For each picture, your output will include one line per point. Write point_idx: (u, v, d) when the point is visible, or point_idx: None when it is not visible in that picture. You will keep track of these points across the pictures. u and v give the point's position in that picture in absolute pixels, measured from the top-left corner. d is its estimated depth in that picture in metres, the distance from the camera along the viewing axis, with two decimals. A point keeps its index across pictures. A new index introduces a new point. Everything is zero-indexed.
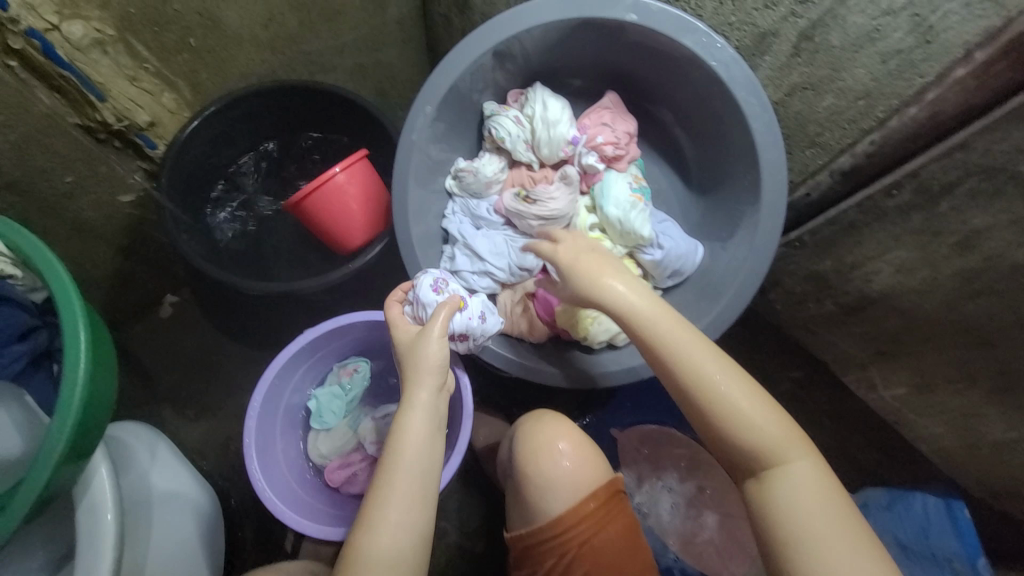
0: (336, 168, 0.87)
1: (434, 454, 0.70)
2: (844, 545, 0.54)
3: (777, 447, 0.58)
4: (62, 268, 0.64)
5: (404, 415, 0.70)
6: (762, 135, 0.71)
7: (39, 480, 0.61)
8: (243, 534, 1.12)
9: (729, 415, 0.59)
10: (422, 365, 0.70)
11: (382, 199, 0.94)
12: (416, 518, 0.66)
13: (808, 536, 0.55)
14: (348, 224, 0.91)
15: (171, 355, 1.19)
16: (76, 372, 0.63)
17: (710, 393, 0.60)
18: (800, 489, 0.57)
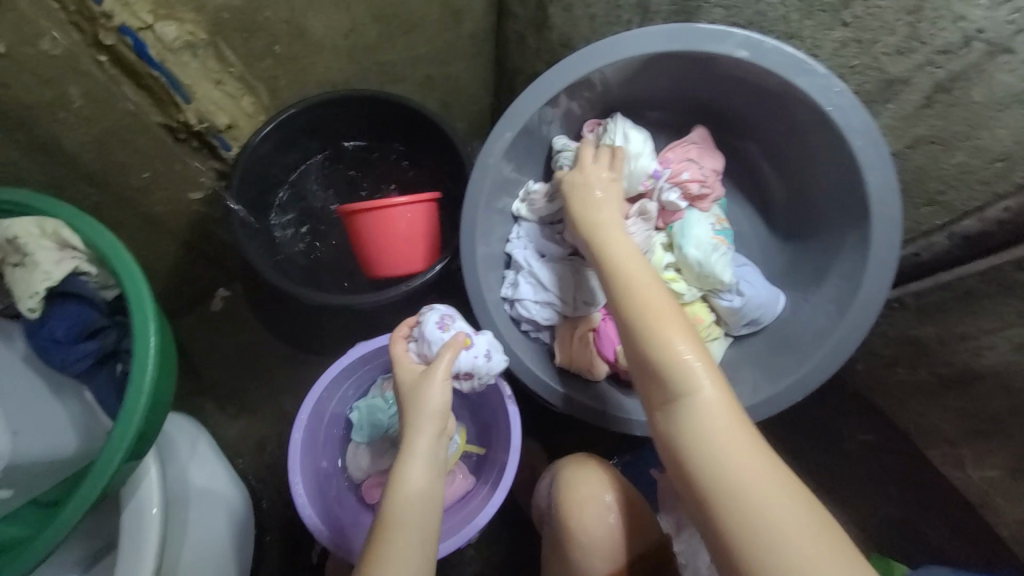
0: (402, 199, 0.88)
1: (436, 508, 0.66)
2: (753, 479, 0.50)
3: (694, 371, 0.55)
4: (140, 271, 0.63)
5: (405, 466, 0.66)
6: (878, 190, 0.66)
7: (97, 486, 0.60)
8: (270, 540, 1.10)
9: (651, 336, 0.57)
10: (422, 411, 0.68)
11: (429, 241, 0.94)
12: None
13: (718, 467, 0.52)
14: (403, 252, 0.93)
15: (217, 348, 1.20)
16: (144, 375, 0.62)
17: (636, 312, 0.59)
18: (713, 422, 0.53)
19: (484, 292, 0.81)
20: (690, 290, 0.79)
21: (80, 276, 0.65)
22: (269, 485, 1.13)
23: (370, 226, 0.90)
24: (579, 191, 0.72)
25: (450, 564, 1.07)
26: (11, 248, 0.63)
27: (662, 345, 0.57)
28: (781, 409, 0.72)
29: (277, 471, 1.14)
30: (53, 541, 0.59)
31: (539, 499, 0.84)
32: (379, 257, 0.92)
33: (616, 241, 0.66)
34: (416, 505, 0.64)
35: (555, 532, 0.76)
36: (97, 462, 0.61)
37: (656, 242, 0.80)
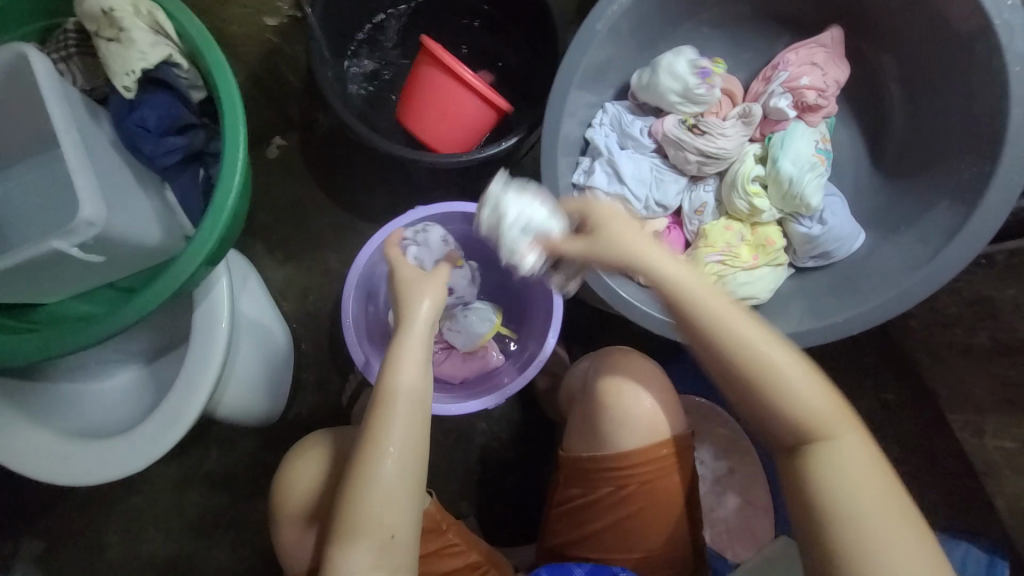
0: (473, 77, 0.83)
1: (424, 389, 0.69)
2: (882, 514, 0.52)
3: (824, 419, 0.56)
4: (233, 75, 0.63)
5: (395, 356, 0.69)
6: (1018, 126, 0.62)
7: (183, 273, 0.64)
8: (305, 379, 1.18)
9: (772, 389, 0.56)
10: (416, 300, 0.72)
11: (470, 135, 0.90)
12: (408, 442, 0.66)
13: (849, 507, 0.53)
14: (440, 129, 0.89)
15: (267, 195, 1.20)
16: (229, 183, 0.63)
17: (752, 367, 0.56)
18: (847, 464, 0.54)
19: (557, 168, 0.78)
20: (770, 209, 0.76)
21: (172, 68, 0.65)
22: (309, 331, 1.19)
23: (432, 79, 0.86)
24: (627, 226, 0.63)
25: (465, 430, 1.16)
26: (106, 21, 0.62)
27: (794, 400, 0.56)
28: (838, 337, 0.71)
29: (314, 322, 1.20)
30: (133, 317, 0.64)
31: (572, 383, 0.90)
32: (421, 122, 0.89)
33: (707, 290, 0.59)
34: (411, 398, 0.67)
35: (591, 408, 0.80)
36: (178, 260, 0.64)
37: (749, 152, 0.77)
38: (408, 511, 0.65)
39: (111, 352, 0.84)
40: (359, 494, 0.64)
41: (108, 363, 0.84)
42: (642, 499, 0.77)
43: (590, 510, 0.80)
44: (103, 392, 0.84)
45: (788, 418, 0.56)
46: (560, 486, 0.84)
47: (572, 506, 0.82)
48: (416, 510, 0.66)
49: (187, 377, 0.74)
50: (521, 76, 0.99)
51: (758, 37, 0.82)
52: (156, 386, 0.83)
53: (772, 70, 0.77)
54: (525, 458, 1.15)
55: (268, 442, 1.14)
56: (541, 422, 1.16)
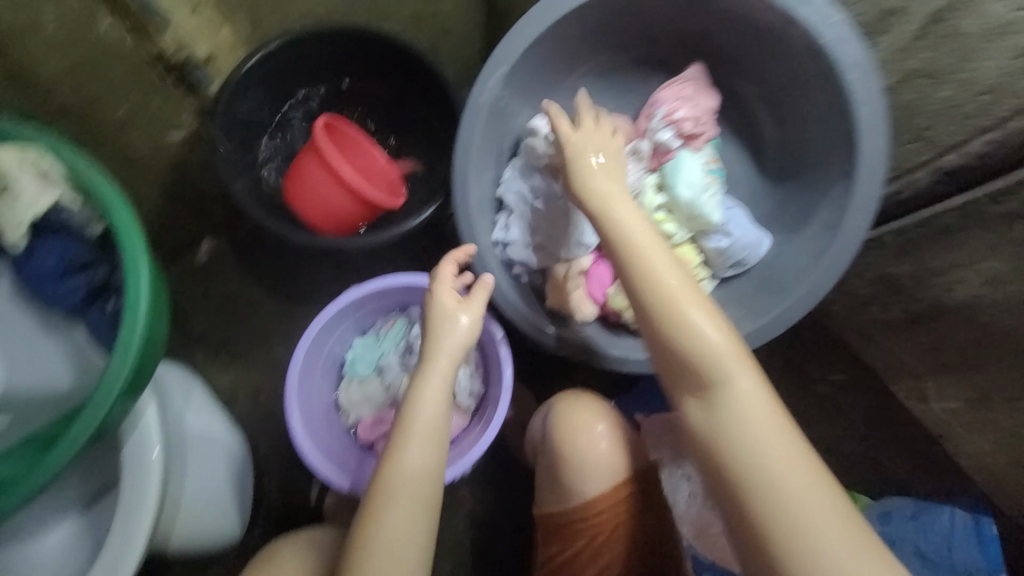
0: (343, 168, 0.87)
1: (440, 457, 0.66)
2: (775, 457, 0.54)
3: (727, 364, 0.57)
4: (127, 207, 0.63)
5: (406, 441, 0.66)
6: (866, 127, 0.68)
7: (96, 415, 0.60)
8: (268, 483, 1.12)
9: (678, 325, 0.59)
10: (437, 347, 0.69)
11: (346, 220, 0.92)
12: (425, 499, 0.64)
13: (743, 447, 0.55)
14: (317, 211, 0.91)
15: (204, 299, 1.18)
16: (136, 313, 0.62)
17: (662, 306, 0.60)
18: (745, 404, 0.56)
19: (475, 232, 0.81)
20: (679, 232, 0.80)
21: (63, 209, 0.64)
22: (264, 432, 1.14)
23: (311, 164, 0.89)
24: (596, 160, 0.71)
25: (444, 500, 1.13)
26: None
27: (697, 339, 0.58)
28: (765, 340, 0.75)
29: (273, 419, 1.15)
30: (34, 488, 0.58)
31: (532, 434, 0.90)
32: (301, 202, 0.92)
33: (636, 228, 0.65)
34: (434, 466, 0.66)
35: (552, 460, 0.81)
36: (86, 408, 0.61)
37: (647, 183, 0.80)
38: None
39: (42, 509, 0.78)
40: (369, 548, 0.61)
41: (40, 522, 0.79)
42: (617, 545, 0.76)
43: (570, 567, 0.78)
44: (36, 556, 0.77)
45: (692, 357, 0.58)
46: (541, 546, 0.83)
47: (555, 564, 0.80)
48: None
49: (120, 521, 0.70)
50: (428, 145, 1.02)
51: (635, 76, 0.88)
52: (94, 536, 0.78)
53: (650, 107, 0.83)
54: (510, 515, 1.12)
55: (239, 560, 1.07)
56: (518, 475, 1.14)
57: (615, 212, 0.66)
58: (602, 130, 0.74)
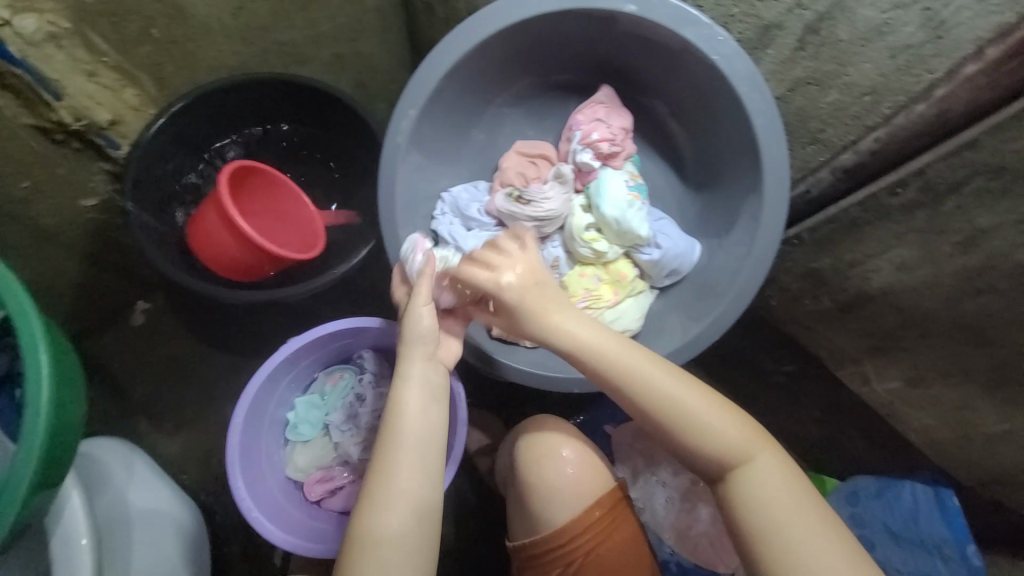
0: (240, 223, 0.83)
1: (422, 468, 0.66)
2: (803, 529, 0.58)
3: (741, 449, 0.62)
4: (18, 286, 0.59)
5: (387, 456, 0.66)
6: (765, 135, 0.71)
7: (4, 518, 0.56)
8: (230, 549, 1.07)
9: (692, 426, 0.63)
10: (413, 351, 0.70)
11: (254, 268, 0.89)
12: (423, 496, 0.65)
13: (777, 525, 0.59)
14: (222, 260, 0.87)
15: (142, 365, 1.12)
16: (38, 402, 0.58)
17: (670, 415, 0.63)
18: (765, 484, 0.61)
19: None
20: (612, 248, 0.82)
21: None
22: (220, 497, 1.09)
23: (211, 215, 0.85)
24: (535, 304, 0.68)
25: None
26: None
27: (711, 436, 0.62)
28: (707, 345, 0.77)
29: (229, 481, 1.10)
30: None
31: (500, 463, 0.89)
32: (205, 251, 0.88)
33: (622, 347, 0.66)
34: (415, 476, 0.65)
35: (520, 490, 0.80)
36: None
37: (575, 204, 0.82)
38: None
39: None
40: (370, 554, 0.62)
41: None
42: (593, 571, 0.75)
43: None
44: None
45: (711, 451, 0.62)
46: None
47: None
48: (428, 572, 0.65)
49: None
50: (360, 186, 1.01)
51: (552, 102, 0.91)
52: None
53: (569, 130, 0.85)
54: (489, 548, 1.10)
55: None
56: (491, 506, 1.12)
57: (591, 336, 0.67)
58: (526, 260, 0.70)
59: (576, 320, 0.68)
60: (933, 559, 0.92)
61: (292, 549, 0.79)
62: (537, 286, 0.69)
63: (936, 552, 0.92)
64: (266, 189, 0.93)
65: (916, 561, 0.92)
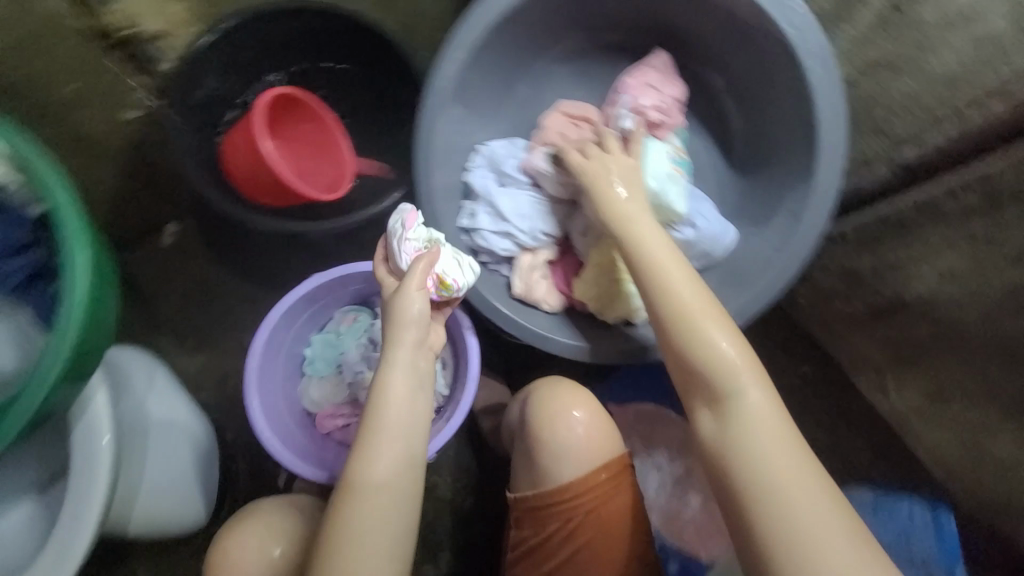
0: (264, 146, 0.83)
1: (405, 458, 0.65)
2: (772, 454, 0.56)
3: (734, 374, 0.59)
4: (62, 181, 0.60)
5: (370, 439, 0.64)
6: (825, 115, 0.68)
7: (32, 401, 0.58)
8: (238, 468, 1.12)
9: (688, 330, 0.61)
10: (402, 334, 0.66)
11: (279, 197, 0.89)
12: (401, 491, 0.63)
13: (747, 442, 0.57)
14: (251, 182, 0.88)
15: (169, 285, 1.15)
16: (73, 297, 0.60)
17: (676, 310, 0.62)
18: (748, 407, 0.58)
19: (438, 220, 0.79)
20: None
21: None
22: (233, 418, 1.13)
23: (244, 134, 0.85)
24: (604, 179, 0.72)
25: None
26: None
27: (703, 345, 0.60)
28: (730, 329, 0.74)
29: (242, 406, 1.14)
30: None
31: (510, 420, 0.91)
32: (234, 169, 0.88)
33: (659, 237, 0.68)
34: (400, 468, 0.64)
35: (529, 444, 0.82)
36: (18, 400, 0.59)
37: None
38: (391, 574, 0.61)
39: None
40: (341, 542, 0.60)
41: None
42: (590, 530, 0.77)
43: (542, 551, 0.80)
44: None
45: (698, 360, 0.60)
46: (514, 529, 0.84)
47: (526, 548, 0.82)
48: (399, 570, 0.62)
49: (68, 509, 0.69)
50: (398, 131, 1.00)
51: (604, 66, 0.88)
52: (47, 521, 0.76)
53: (616, 95, 0.82)
54: (482, 502, 1.13)
55: (202, 547, 1.07)
56: (487, 462, 1.14)
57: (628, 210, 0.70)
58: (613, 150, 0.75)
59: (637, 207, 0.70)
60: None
61: (301, 470, 0.82)
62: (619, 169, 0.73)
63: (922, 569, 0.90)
64: (307, 123, 0.94)
65: None
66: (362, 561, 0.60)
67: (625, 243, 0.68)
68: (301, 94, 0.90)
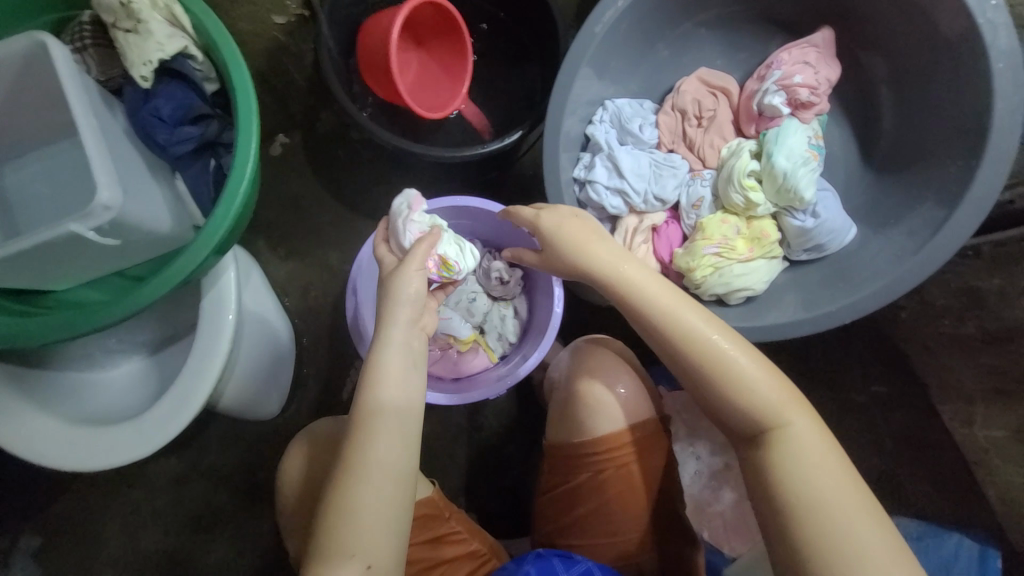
0: (401, 16, 0.83)
1: (406, 424, 0.65)
2: (839, 501, 0.55)
3: (779, 410, 0.60)
4: (247, 65, 0.65)
5: (366, 393, 0.66)
6: (1001, 119, 0.66)
7: (195, 260, 0.64)
8: (305, 374, 1.19)
9: (727, 379, 0.61)
10: (394, 314, 0.69)
11: (387, 82, 0.89)
12: (397, 460, 0.63)
13: (810, 496, 0.56)
14: (371, 54, 0.89)
15: (270, 190, 1.21)
16: (241, 176, 0.65)
17: (712, 366, 0.61)
18: (802, 450, 0.58)
19: (559, 163, 0.79)
20: (765, 203, 0.79)
21: (188, 58, 0.67)
22: (309, 326, 1.20)
23: (387, 11, 0.87)
24: (573, 239, 0.69)
25: (464, 423, 1.18)
26: (124, 13, 0.64)
27: (751, 395, 0.60)
28: (830, 326, 0.73)
29: (319, 317, 1.21)
30: (140, 303, 0.65)
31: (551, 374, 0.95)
32: (365, 38, 0.90)
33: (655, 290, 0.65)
34: (395, 436, 0.64)
35: (568, 398, 0.85)
36: (186, 250, 0.65)
37: (744, 147, 0.81)
38: (393, 534, 0.61)
39: (118, 341, 0.85)
40: (340, 509, 0.60)
41: (108, 356, 0.85)
42: (619, 484, 0.82)
43: (573, 495, 0.84)
44: (105, 383, 0.85)
45: (746, 406, 0.60)
46: (545, 475, 0.88)
47: (557, 493, 0.86)
48: (398, 543, 0.61)
49: (192, 368, 0.75)
50: (521, 77, 1.01)
51: (753, 43, 0.88)
52: (160, 377, 0.85)
53: (766, 68, 0.82)
54: (524, 452, 1.17)
55: (262, 436, 1.16)
56: (539, 415, 1.19)
57: (622, 269, 0.66)
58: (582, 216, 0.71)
59: (614, 255, 0.68)
60: None
61: None
62: (575, 234, 0.69)
63: None
64: (449, 50, 0.95)
65: None
66: (363, 526, 0.60)
67: (631, 308, 0.65)
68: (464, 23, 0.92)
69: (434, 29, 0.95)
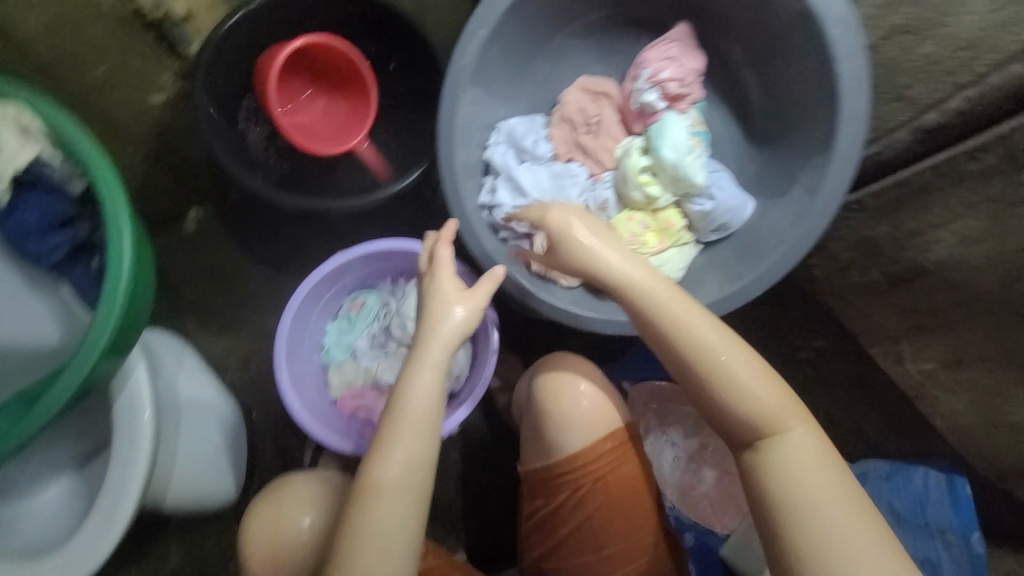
0: (293, 43, 0.87)
1: (426, 469, 0.63)
2: (825, 499, 0.57)
3: (776, 415, 0.60)
4: (109, 159, 0.62)
5: (385, 442, 0.62)
6: (849, 81, 0.70)
7: (81, 370, 0.61)
8: (263, 447, 1.15)
9: (726, 384, 0.61)
10: (420, 365, 0.64)
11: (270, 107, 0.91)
12: (413, 511, 0.61)
13: (798, 497, 0.58)
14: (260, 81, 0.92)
15: (191, 268, 1.17)
16: (118, 277, 0.62)
17: (712, 370, 0.61)
18: (796, 455, 0.59)
19: (461, 192, 0.78)
20: (664, 195, 0.81)
21: (44, 164, 0.64)
22: (258, 397, 1.16)
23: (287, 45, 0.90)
24: (580, 244, 0.66)
25: None
26: None
27: (749, 402, 0.60)
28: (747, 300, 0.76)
29: (265, 385, 1.16)
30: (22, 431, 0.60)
31: (518, 394, 0.94)
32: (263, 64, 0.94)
33: (659, 289, 0.64)
34: (416, 478, 0.62)
35: (536, 420, 0.84)
36: (71, 361, 0.61)
37: (634, 145, 0.83)
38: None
39: (36, 466, 0.79)
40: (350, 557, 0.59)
41: (27, 484, 0.79)
42: (599, 497, 0.81)
43: (555, 518, 0.83)
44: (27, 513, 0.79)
45: (744, 413, 0.61)
46: (526, 501, 0.87)
47: (540, 517, 0.85)
48: None
49: (112, 479, 0.71)
50: (414, 111, 1.00)
51: (624, 44, 0.91)
52: (87, 493, 0.80)
53: (636, 68, 0.85)
54: (503, 477, 1.16)
55: (230, 521, 1.10)
56: (509, 437, 1.17)
57: (638, 268, 0.65)
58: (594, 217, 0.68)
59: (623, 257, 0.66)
60: (936, 544, 0.89)
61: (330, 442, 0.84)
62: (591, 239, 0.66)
63: (939, 536, 0.89)
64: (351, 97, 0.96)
65: (917, 542, 0.89)
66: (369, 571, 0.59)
67: (637, 303, 0.64)
68: (368, 74, 0.93)
69: (341, 78, 0.96)
